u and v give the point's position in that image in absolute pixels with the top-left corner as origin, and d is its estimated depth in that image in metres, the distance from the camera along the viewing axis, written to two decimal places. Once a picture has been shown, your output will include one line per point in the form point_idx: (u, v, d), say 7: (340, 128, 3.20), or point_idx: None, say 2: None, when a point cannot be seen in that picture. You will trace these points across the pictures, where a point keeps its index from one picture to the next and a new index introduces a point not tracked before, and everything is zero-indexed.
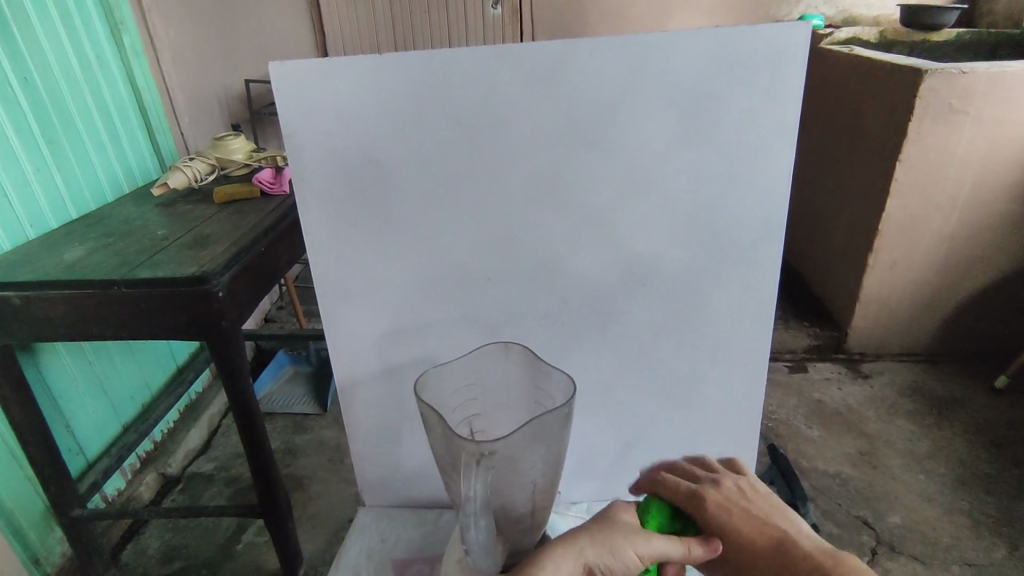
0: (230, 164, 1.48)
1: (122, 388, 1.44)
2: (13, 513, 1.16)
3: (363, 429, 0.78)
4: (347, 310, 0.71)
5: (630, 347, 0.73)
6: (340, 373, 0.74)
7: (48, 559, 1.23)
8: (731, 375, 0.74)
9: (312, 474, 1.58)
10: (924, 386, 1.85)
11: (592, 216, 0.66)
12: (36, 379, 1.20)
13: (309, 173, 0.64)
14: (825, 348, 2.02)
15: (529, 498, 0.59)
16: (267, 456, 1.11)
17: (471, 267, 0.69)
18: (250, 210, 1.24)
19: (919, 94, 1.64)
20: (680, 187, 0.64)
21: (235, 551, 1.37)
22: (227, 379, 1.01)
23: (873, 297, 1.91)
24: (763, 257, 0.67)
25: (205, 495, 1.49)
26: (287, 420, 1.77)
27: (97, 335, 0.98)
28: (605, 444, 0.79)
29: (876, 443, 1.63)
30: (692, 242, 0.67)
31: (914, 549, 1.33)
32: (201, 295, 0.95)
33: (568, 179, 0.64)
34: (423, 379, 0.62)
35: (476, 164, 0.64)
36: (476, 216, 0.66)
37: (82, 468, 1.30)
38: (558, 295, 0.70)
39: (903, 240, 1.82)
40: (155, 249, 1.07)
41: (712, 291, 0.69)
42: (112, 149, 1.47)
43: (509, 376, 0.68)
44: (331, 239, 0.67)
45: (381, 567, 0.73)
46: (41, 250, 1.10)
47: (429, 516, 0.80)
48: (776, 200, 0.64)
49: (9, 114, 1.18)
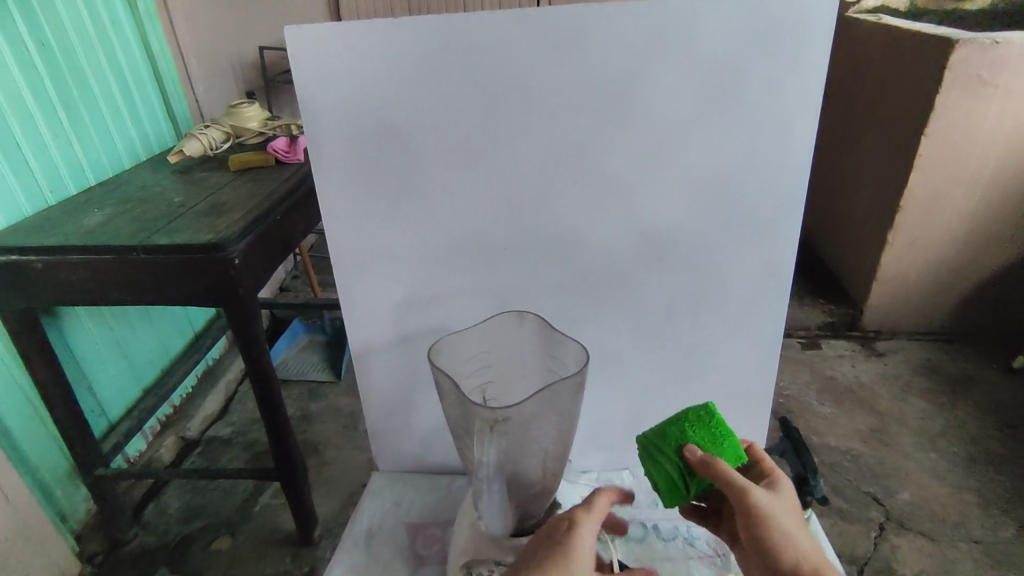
0: (244, 132, 1.47)
1: (142, 352, 1.47)
2: (40, 471, 1.18)
3: (377, 397, 0.79)
4: (364, 280, 0.71)
5: (644, 321, 0.73)
6: (354, 341, 0.75)
7: (74, 516, 1.27)
8: (745, 349, 0.75)
9: (325, 439, 1.61)
10: (939, 365, 1.84)
11: (611, 186, 0.65)
12: (60, 341, 1.23)
13: (324, 137, 0.64)
14: (840, 325, 2.00)
15: (540, 465, 0.60)
16: (283, 421, 1.13)
17: (488, 238, 0.69)
18: (265, 178, 1.25)
19: (947, 67, 1.59)
20: (699, 161, 0.64)
21: (253, 512, 1.42)
22: (244, 345, 1.03)
23: (891, 276, 1.89)
24: (782, 232, 0.67)
25: (223, 458, 1.53)
26: (302, 387, 1.80)
27: (117, 300, 1.00)
28: (616, 415, 0.80)
29: (887, 420, 1.63)
30: (709, 214, 0.67)
31: (922, 525, 1.34)
32: (217, 262, 0.96)
33: (587, 149, 0.64)
34: (438, 346, 0.63)
35: (493, 129, 0.63)
36: (493, 186, 0.66)
37: (104, 429, 1.34)
38: (572, 265, 0.70)
39: (924, 217, 1.79)
40: (172, 215, 1.08)
41: (726, 265, 0.69)
42: (129, 116, 1.47)
43: (523, 345, 0.68)
44: (346, 209, 0.68)
45: (394, 530, 0.75)
46: (59, 215, 1.11)
47: (441, 482, 0.81)
48: (796, 171, 0.64)
49: (26, 78, 1.18)
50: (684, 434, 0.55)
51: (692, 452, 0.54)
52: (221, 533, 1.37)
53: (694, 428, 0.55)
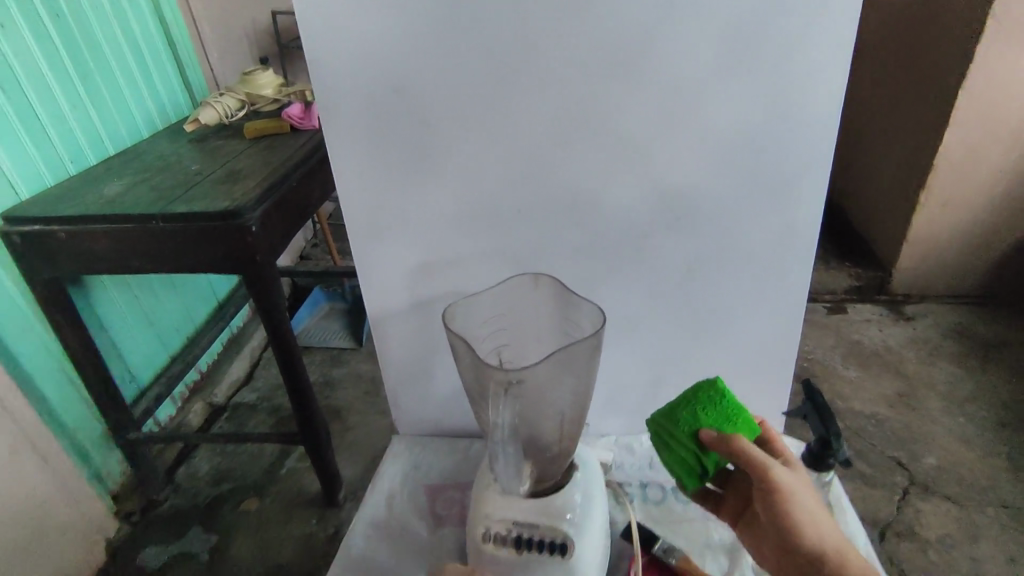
0: (259, 99, 1.46)
1: (168, 320, 1.50)
2: (76, 435, 1.22)
3: (394, 362, 0.79)
4: (378, 246, 0.71)
5: (663, 284, 0.72)
6: (370, 307, 0.75)
7: (110, 477, 1.31)
8: (767, 311, 0.73)
9: (348, 405, 1.64)
10: (970, 329, 1.79)
11: (628, 144, 0.63)
12: (88, 310, 1.26)
13: (332, 99, 0.62)
14: (867, 289, 1.95)
15: (557, 427, 0.62)
16: (305, 386, 1.15)
17: (503, 200, 0.67)
18: (280, 145, 1.24)
19: (990, 15, 1.49)
20: (720, 116, 0.61)
21: (280, 475, 1.46)
22: (265, 312, 1.04)
23: (923, 237, 1.82)
24: (807, 189, 0.65)
25: (250, 423, 1.57)
26: (324, 354, 1.83)
27: (138, 269, 1.01)
28: (634, 379, 0.79)
29: (914, 385, 1.60)
30: (730, 171, 0.64)
31: (947, 490, 1.33)
32: (234, 230, 0.96)
33: (603, 107, 0.61)
34: (452, 309, 0.62)
35: (505, 86, 0.61)
36: (507, 147, 0.64)
37: (134, 395, 1.38)
38: (588, 227, 0.68)
39: (959, 176, 1.72)
40: (189, 183, 1.08)
41: (747, 225, 0.67)
42: (144, 85, 1.47)
43: (539, 308, 0.68)
44: (358, 173, 0.67)
45: (414, 492, 0.76)
46: (80, 186, 1.12)
47: (460, 445, 0.82)
48: (822, 123, 0.61)
49: (40, 47, 1.18)
50: (695, 419, 0.55)
51: (706, 435, 0.55)
52: (250, 494, 1.41)
53: (703, 410, 0.56)
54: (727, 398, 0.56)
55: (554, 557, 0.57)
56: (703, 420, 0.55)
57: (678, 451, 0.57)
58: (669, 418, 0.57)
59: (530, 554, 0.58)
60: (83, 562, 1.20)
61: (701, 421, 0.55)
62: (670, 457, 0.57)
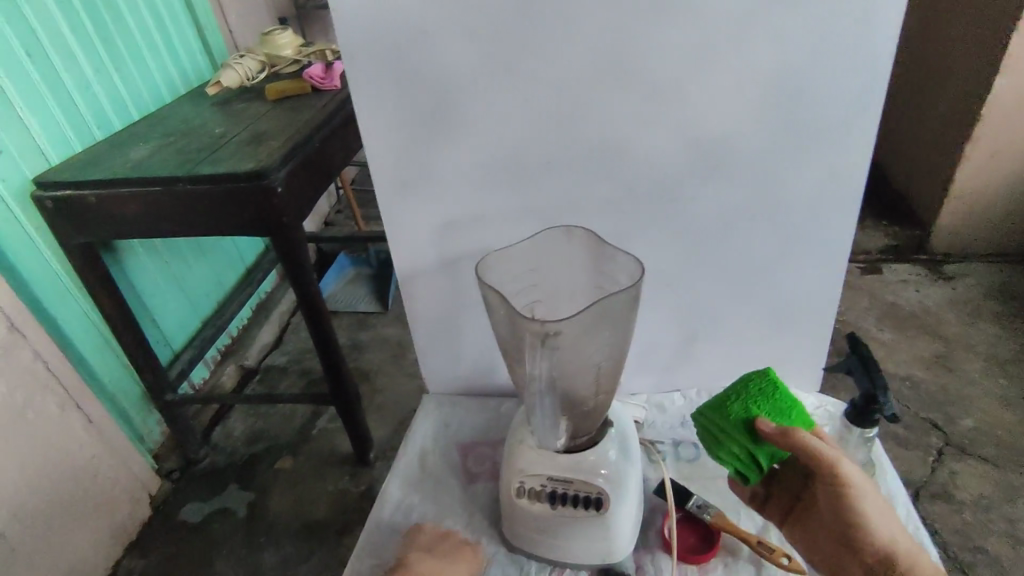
0: (279, 61, 1.44)
1: (198, 285, 1.52)
2: (116, 395, 1.25)
3: (424, 321, 0.79)
4: (406, 203, 0.70)
5: (700, 237, 0.69)
6: (399, 265, 0.74)
7: (150, 437, 1.35)
8: (808, 264, 0.71)
9: (376, 368, 1.66)
10: (1012, 289, 1.73)
11: (668, 87, 0.60)
12: (121, 275, 1.28)
13: (357, 47, 0.60)
14: (904, 249, 1.89)
15: (591, 381, 0.61)
16: (335, 348, 1.16)
17: (534, 152, 0.65)
18: (303, 106, 1.22)
19: None
20: (766, 57, 0.58)
21: (312, 435, 1.49)
22: (293, 274, 1.04)
23: (965, 193, 1.75)
24: (856, 133, 0.61)
25: (281, 385, 1.61)
26: (351, 318, 1.85)
27: (168, 232, 1.02)
28: (667, 337, 0.78)
29: (953, 346, 1.56)
30: (772, 116, 0.61)
31: (985, 451, 1.30)
32: (260, 191, 0.96)
33: (643, 47, 0.58)
34: (484, 263, 0.61)
35: (537, 30, 0.58)
36: (540, 94, 0.62)
37: (169, 358, 1.41)
38: (623, 179, 0.66)
39: (1007, 127, 1.64)
40: (214, 146, 1.07)
41: (790, 174, 0.64)
42: (165, 49, 1.45)
43: (570, 262, 0.66)
44: (386, 126, 0.65)
45: (445, 450, 0.77)
46: (107, 150, 1.13)
47: (490, 404, 0.82)
48: (875, 60, 0.57)
49: (61, 11, 1.17)
50: (750, 412, 0.57)
51: (767, 427, 0.56)
52: (283, 454, 1.45)
53: (758, 402, 0.57)
54: (780, 389, 0.58)
55: (589, 512, 0.58)
56: (758, 413, 0.57)
57: (733, 445, 0.57)
58: (718, 414, 0.58)
59: (563, 508, 0.58)
60: (129, 517, 1.25)
61: (756, 415, 0.57)
62: (723, 451, 0.58)
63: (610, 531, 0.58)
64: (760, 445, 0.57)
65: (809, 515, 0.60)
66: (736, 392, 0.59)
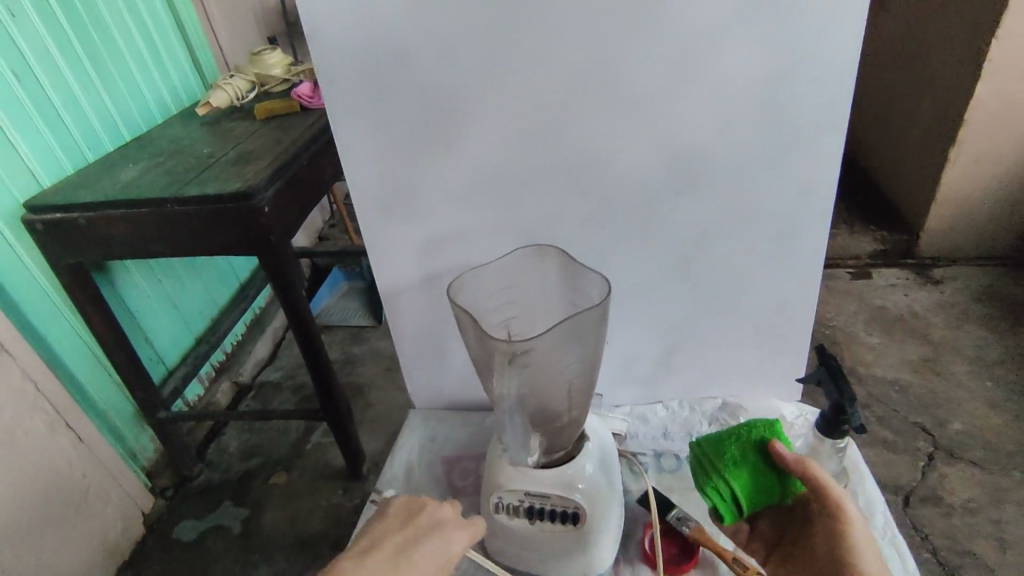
0: (268, 80, 1.46)
1: (191, 302, 1.53)
2: (107, 412, 1.25)
3: (407, 337, 0.80)
4: (386, 224, 0.71)
5: (675, 252, 0.71)
6: (381, 282, 0.75)
7: (144, 454, 1.35)
8: (782, 276, 0.72)
9: (370, 381, 1.67)
10: (999, 291, 1.74)
11: (640, 104, 0.62)
12: (112, 294, 1.29)
13: (333, 72, 0.62)
14: (892, 253, 1.90)
15: (565, 396, 0.61)
16: (325, 363, 1.17)
17: (511, 170, 0.67)
18: (291, 125, 1.24)
19: None
20: (732, 75, 0.60)
21: (306, 450, 1.49)
22: (282, 292, 1.06)
23: (952, 197, 1.77)
24: (821, 148, 0.63)
25: (275, 400, 1.62)
26: (344, 332, 1.86)
27: (158, 253, 1.03)
28: (648, 350, 0.79)
29: (941, 350, 1.57)
30: (740, 134, 0.63)
31: (974, 454, 1.31)
32: (247, 211, 0.97)
33: (613, 66, 0.60)
34: (458, 283, 0.62)
35: (509, 52, 0.60)
36: (513, 115, 0.63)
37: (163, 375, 1.42)
38: (597, 195, 0.67)
39: (991, 131, 1.65)
40: (202, 167, 1.09)
41: (761, 188, 0.66)
42: (156, 70, 1.47)
43: (545, 280, 0.67)
44: (364, 148, 0.66)
45: (430, 464, 0.78)
46: (98, 172, 1.14)
47: (474, 418, 0.83)
48: (839, 77, 0.59)
49: (52, 35, 1.19)
50: (745, 451, 0.59)
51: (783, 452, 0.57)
52: (277, 469, 1.46)
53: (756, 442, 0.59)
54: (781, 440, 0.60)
55: (566, 526, 0.59)
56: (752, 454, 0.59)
57: (719, 483, 0.58)
58: (715, 448, 0.60)
59: (541, 523, 0.59)
60: (122, 535, 1.25)
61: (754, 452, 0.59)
62: (708, 485, 0.59)
63: (590, 546, 0.59)
64: (745, 490, 0.58)
65: (797, 549, 0.61)
66: (737, 431, 0.61)
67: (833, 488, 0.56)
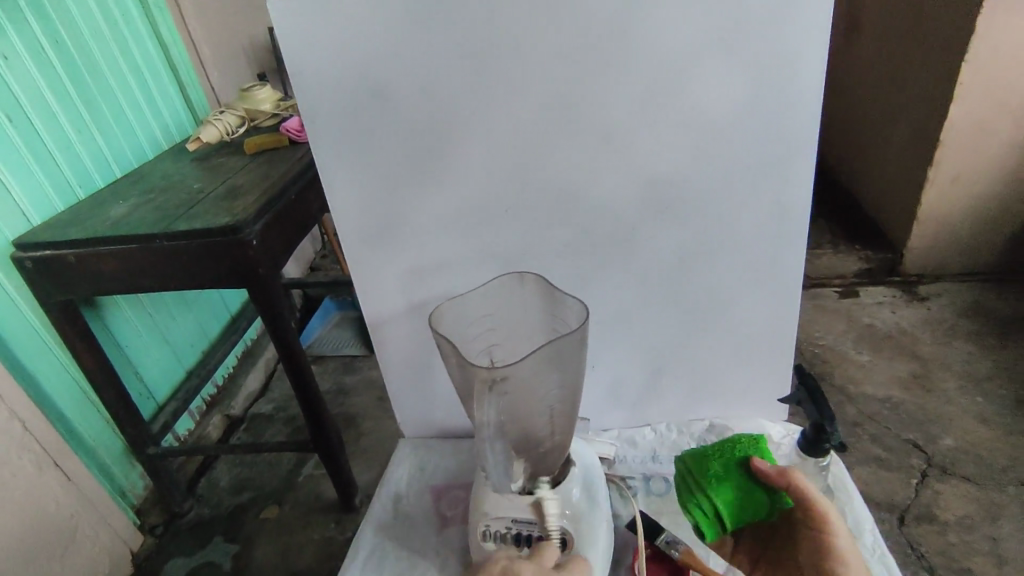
0: (258, 115, 1.49)
1: (182, 336, 1.53)
2: (96, 449, 1.25)
3: (395, 366, 0.80)
4: (371, 255, 0.72)
5: (655, 275, 0.72)
6: (368, 312, 0.76)
7: (133, 491, 1.34)
8: (760, 298, 0.73)
9: (362, 411, 1.66)
10: (984, 306, 1.76)
11: (615, 133, 0.64)
12: (102, 330, 1.29)
13: (316, 109, 0.63)
14: (878, 271, 1.92)
15: (548, 421, 0.62)
16: (315, 394, 1.16)
17: (491, 200, 0.68)
18: (279, 159, 1.26)
19: None
20: (702, 104, 0.62)
21: (298, 483, 1.48)
22: (271, 323, 1.06)
23: (933, 215, 1.79)
24: (792, 172, 0.65)
25: (267, 433, 1.62)
26: (336, 362, 1.86)
27: (147, 287, 1.04)
28: (634, 373, 0.79)
29: (930, 366, 1.58)
30: (714, 160, 0.65)
31: (967, 470, 1.31)
32: (236, 244, 0.98)
33: (587, 97, 0.62)
34: (439, 312, 0.63)
35: (486, 87, 0.62)
36: (492, 146, 0.65)
37: (153, 410, 1.42)
38: (577, 223, 0.69)
39: (967, 150, 1.69)
40: (191, 202, 1.10)
41: (736, 212, 0.67)
42: (147, 107, 1.50)
43: (528, 306, 0.68)
44: (348, 181, 0.68)
45: (420, 494, 0.77)
46: (88, 209, 1.15)
47: (464, 445, 0.83)
48: (805, 103, 0.61)
49: (44, 77, 1.22)
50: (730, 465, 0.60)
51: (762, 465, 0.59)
52: (269, 502, 1.44)
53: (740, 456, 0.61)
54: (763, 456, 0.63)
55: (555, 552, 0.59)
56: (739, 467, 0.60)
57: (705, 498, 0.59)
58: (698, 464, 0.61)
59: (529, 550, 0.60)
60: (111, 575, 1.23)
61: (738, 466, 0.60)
62: (694, 499, 0.59)
63: None
64: (731, 504, 0.58)
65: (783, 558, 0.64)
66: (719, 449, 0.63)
67: (820, 501, 0.58)
